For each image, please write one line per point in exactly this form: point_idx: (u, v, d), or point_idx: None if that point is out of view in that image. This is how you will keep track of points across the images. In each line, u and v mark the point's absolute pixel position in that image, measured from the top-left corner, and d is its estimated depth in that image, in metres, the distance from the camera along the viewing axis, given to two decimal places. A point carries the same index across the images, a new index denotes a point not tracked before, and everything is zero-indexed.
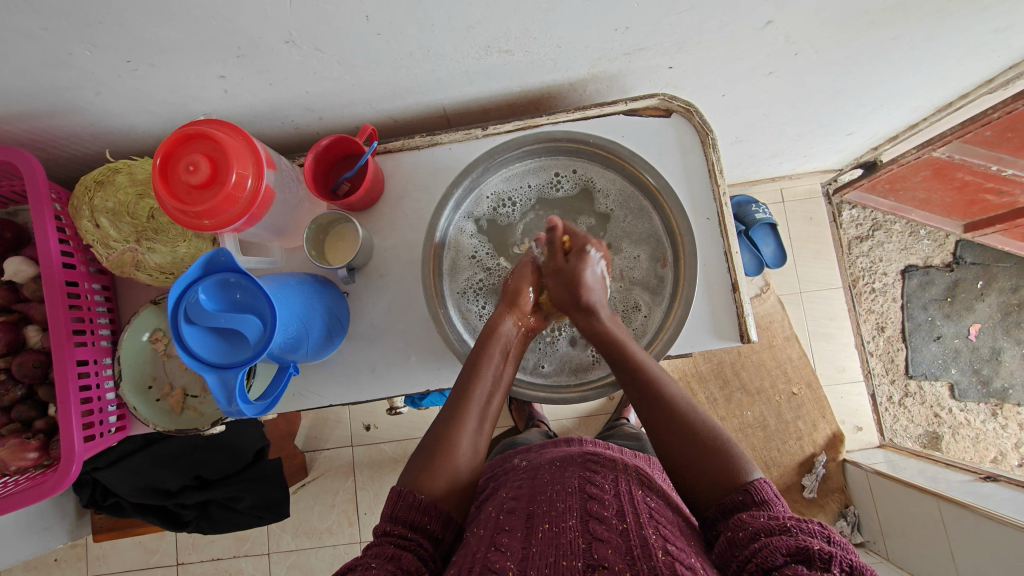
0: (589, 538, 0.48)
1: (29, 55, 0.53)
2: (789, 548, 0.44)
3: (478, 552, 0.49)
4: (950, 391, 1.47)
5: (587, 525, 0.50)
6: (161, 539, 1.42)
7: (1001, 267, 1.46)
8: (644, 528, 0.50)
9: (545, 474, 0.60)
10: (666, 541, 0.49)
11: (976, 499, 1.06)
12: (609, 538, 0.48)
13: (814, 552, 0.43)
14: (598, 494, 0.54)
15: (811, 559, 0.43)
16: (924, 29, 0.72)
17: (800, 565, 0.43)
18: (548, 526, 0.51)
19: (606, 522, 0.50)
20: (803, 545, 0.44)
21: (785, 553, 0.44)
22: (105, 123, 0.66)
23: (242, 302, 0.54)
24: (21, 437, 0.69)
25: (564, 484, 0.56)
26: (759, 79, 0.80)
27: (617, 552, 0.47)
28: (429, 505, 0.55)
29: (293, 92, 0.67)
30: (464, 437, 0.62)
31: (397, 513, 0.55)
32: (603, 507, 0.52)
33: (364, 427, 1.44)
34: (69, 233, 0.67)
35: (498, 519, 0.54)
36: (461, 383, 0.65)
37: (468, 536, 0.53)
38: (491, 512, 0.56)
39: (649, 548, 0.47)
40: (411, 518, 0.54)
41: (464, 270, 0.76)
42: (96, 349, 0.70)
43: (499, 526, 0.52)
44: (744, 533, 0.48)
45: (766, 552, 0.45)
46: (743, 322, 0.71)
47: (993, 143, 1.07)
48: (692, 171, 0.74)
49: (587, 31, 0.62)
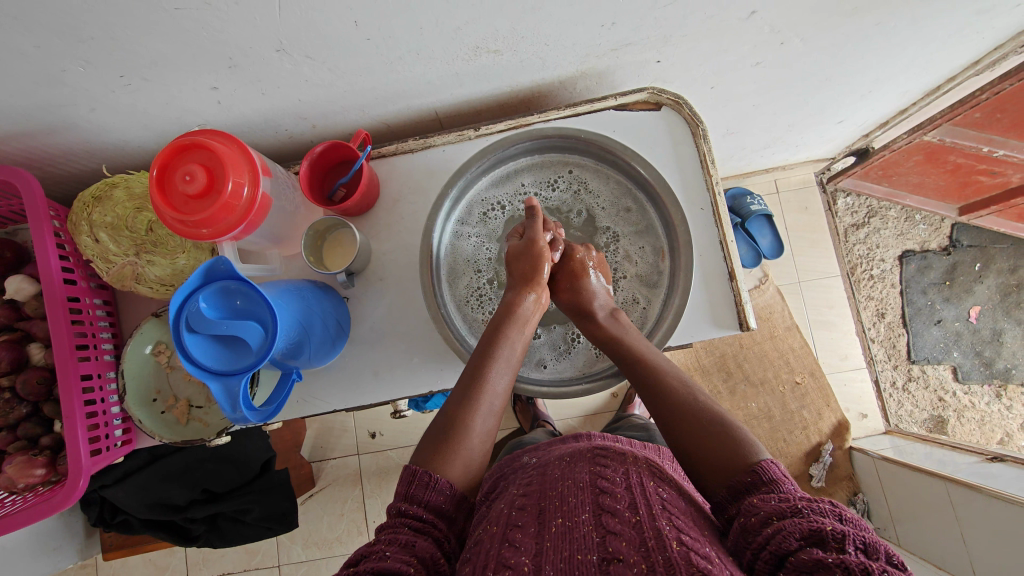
0: (603, 532, 0.48)
1: (23, 74, 0.54)
2: (803, 532, 0.44)
3: (491, 549, 0.49)
4: (954, 374, 1.47)
5: (600, 518, 0.50)
6: (171, 556, 1.43)
7: (998, 248, 1.46)
8: (657, 519, 0.50)
9: (555, 470, 0.60)
10: (680, 531, 0.49)
11: (984, 480, 1.07)
12: (622, 531, 0.48)
13: (829, 534, 0.43)
14: (609, 487, 0.54)
15: (826, 541, 0.43)
16: (908, 13, 0.73)
17: (815, 548, 0.43)
18: (560, 521, 0.51)
19: (618, 515, 0.50)
20: (816, 527, 0.44)
21: (799, 538, 0.44)
22: (100, 139, 0.67)
23: (243, 309, 0.55)
24: (28, 454, 0.69)
25: (574, 479, 0.57)
26: (747, 70, 0.81)
27: (631, 544, 0.46)
28: (446, 485, 0.55)
29: (286, 101, 0.67)
30: (478, 418, 0.61)
31: (410, 493, 0.53)
32: (615, 500, 0.52)
33: (370, 434, 1.45)
34: (69, 249, 0.68)
35: (508, 516, 0.53)
36: (475, 366, 0.64)
37: (480, 532, 0.53)
38: (501, 509, 0.56)
39: (662, 539, 0.47)
40: (424, 498, 0.53)
41: (463, 276, 0.75)
42: (100, 363, 0.70)
43: (511, 522, 0.52)
44: (754, 517, 0.48)
45: (781, 537, 0.45)
46: (742, 311, 0.71)
47: (983, 125, 1.08)
48: (685, 162, 0.75)
49: (573, 28, 0.63)
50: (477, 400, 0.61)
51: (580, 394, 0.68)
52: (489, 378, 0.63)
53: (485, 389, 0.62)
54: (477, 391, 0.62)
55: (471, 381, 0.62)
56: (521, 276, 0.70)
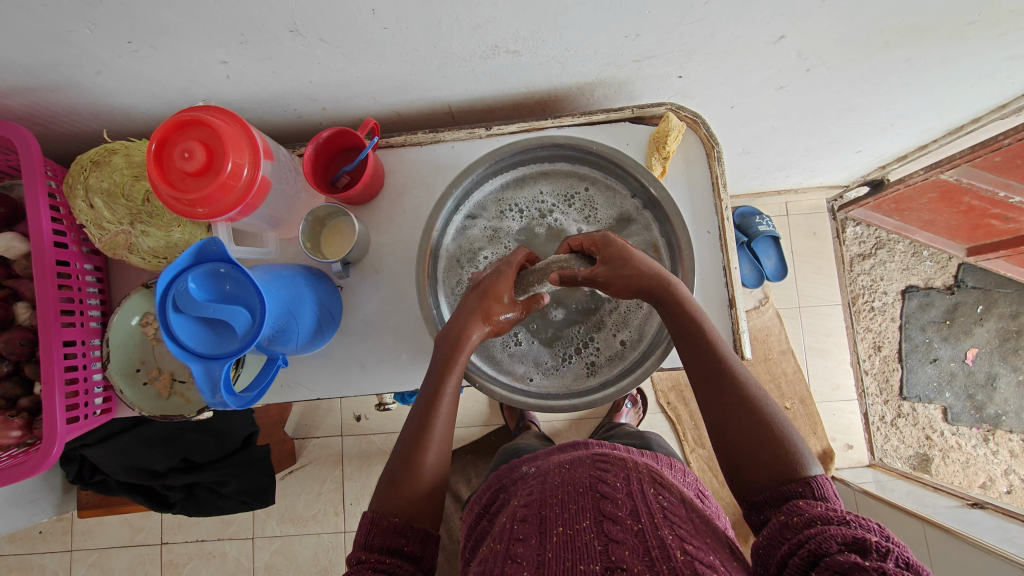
0: (605, 540, 0.48)
1: (29, 32, 0.52)
2: (846, 538, 0.44)
3: (495, 567, 0.48)
4: (943, 415, 1.46)
5: (601, 526, 0.50)
6: (146, 518, 1.43)
7: (1002, 292, 1.45)
8: (660, 527, 0.50)
9: (556, 476, 0.60)
10: (683, 540, 0.49)
11: (962, 525, 1.07)
12: (625, 539, 0.48)
13: (872, 545, 0.43)
14: (610, 494, 0.54)
15: (867, 551, 0.43)
16: (939, 52, 0.71)
17: (855, 554, 0.43)
18: (562, 529, 0.50)
19: (620, 523, 0.50)
20: (860, 537, 0.44)
21: (840, 542, 0.44)
22: (103, 102, 0.66)
23: (232, 293, 0.54)
24: (5, 414, 0.67)
25: (575, 484, 0.56)
26: (769, 92, 0.79)
27: (635, 553, 0.46)
28: (404, 526, 0.54)
29: (297, 81, 0.66)
30: (430, 455, 0.59)
31: (370, 541, 0.53)
32: (617, 506, 0.52)
33: (355, 418, 1.44)
34: (63, 211, 0.66)
35: (511, 530, 0.53)
36: (425, 399, 0.61)
37: (486, 549, 0.53)
38: (505, 521, 0.56)
39: (667, 549, 0.47)
40: (387, 543, 0.53)
41: (461, 267, 0.73)
42: (85, 330, 0.69)
43: (514, 536, 0.51)
44: (798, 518, 0.48)
45: (821, 539, 0.45)
46: (738, 339, 0.70)
47: (1002, 169, 1.07)
48: (697, 183, 0.74)
49: (596, 36, 0.61)
50: (428, 438, 0.59)
51: (565, 410, 0.66)
52: (439, 415, 0.60)
53: (435, 422, 0.60)
54: (427, 427, 0.60)
55: (421, 420, 0.60)
56: (482, 302, 0.63)
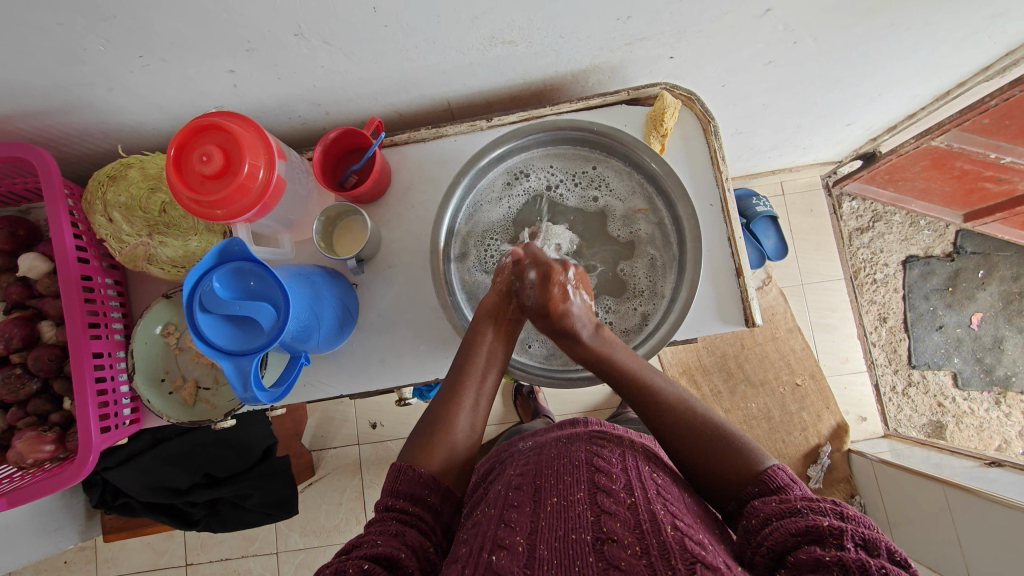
0: (597, 511, 0.49)
1: (45, 52, 0.54)
2: (799, 528, 0.46)
3: (488, 529, 0.50)
4: (953, 380, 1.47)
5: (595, 497, 0.51)
6: (169, 540, 1.44)
7: (1002, 255, 1.46)
8: (652, 503, 0.51)
9: (551, 449, 0.61)
10: (674, 518, 0.49)
11: (982, 483, 1.07)
12: (617, 512, 0.49)
13: (825, 530, 0.44)
14: (605, 468, 0.55)
15: (822, 538, 0.44)
16: (920, 15, 0.73)
17: (813, 545, 0.44)
18: (556, 499, 0.52)
19: (614, 495, 0.51)
20: (812, 524, 0.45)
21: (795, 534, 0.46)
22: (115, 120, 0.68)
23: (256, 290, 0.55)
24: (38, 430, 0.69)
25: (571, 458, 0.57)
26: (759, 68, 0.81)
27: (625, 526, 0.48)
28: (429, 479, 0.57)
29: (301, 86, 0.68)
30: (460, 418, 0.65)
31: (396, 487, 0.56)
32: (611, 480, 0.53)
33: (370, 425, 1.46)
34: (82, 228, 0.68)
35: (505, 496, 0.54)
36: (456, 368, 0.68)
37: (479, 514, 0.54)
38: (499, 490, 0.57)
39: (657, 523, 0.48)
40: (411, 492, 0.56)
41: (472, 250, 0.75)
42: (110, 342, 0.70)
43: (508, 502, 0.53)
44: (756, 519, 0.50)
45: (777, 536, 0.47)
46: (748, 306, 0.72)
47: (991, 131, 1.08)
48: (696, 158, 0.76)
49: (589, 21, 0.64)
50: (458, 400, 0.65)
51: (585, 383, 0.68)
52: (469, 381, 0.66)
53: (467, 388, 0.66)
54: (456, 394, 0.66)
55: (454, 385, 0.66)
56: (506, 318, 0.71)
